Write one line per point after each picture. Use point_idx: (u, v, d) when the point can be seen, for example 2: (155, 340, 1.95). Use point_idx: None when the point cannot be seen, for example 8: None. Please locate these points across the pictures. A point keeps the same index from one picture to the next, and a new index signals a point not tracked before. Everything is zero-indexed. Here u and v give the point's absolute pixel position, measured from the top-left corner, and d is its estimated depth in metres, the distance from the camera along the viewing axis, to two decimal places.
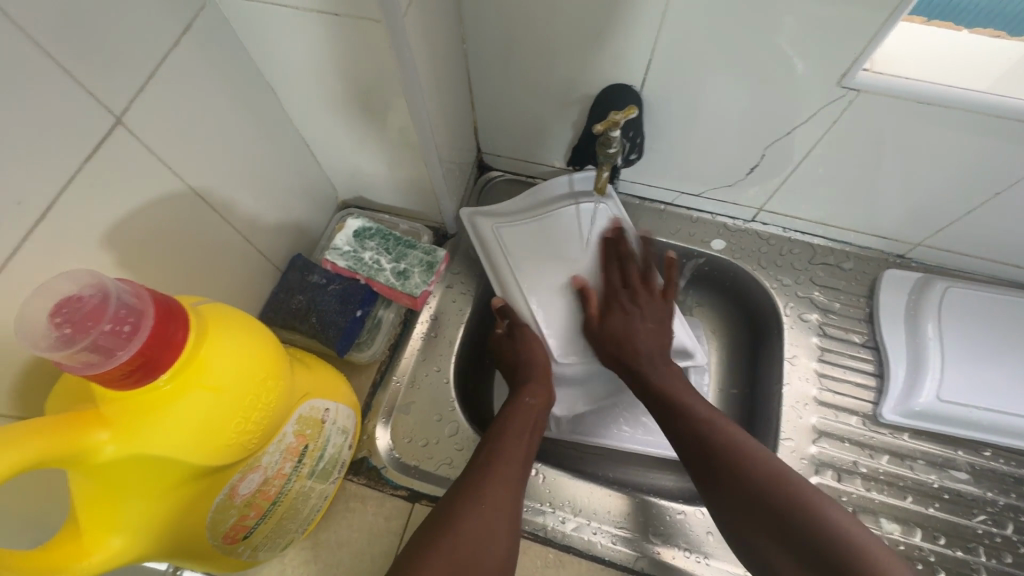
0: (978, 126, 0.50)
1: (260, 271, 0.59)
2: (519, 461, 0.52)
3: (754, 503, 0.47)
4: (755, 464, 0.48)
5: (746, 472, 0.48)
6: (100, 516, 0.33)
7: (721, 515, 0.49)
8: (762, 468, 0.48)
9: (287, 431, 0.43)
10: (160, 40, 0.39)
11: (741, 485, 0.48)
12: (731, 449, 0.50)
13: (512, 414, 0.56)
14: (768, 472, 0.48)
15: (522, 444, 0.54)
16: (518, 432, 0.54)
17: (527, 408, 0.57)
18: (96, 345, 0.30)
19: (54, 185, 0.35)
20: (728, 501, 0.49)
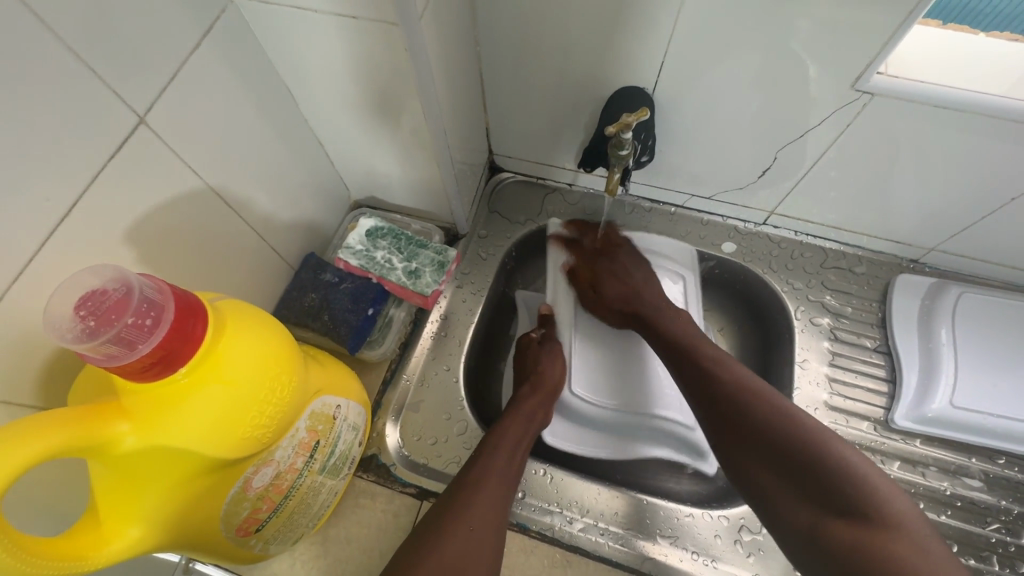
0: (994, 130, 0.49)
1: (274, 268, 0.60)
2: (509, 478, 0.52)
3: (756, 437, 0.48)
4: (764, 399, 0.50)
5: (752, 408, 0.50)
6: (119, 506, 0.34)
7: (725, 451, 0.51)
8: (771, 404, 0.49)
9: (300, 427, 0.43)
10: (181, 42, 0.40)
11: (748, 420, 0.49)
12: (738, 389, 0.51)
13: (508, 419, 0.57)
14: (777, 409, 0.49)
15: (515, 452, 0.55)
16: (512, 442, 0.55)
17: (521, 417, 0.58)
18: (119, 338, 0.31)
19: (79, 183, 0.36)
20: (736, 438, 0.50)
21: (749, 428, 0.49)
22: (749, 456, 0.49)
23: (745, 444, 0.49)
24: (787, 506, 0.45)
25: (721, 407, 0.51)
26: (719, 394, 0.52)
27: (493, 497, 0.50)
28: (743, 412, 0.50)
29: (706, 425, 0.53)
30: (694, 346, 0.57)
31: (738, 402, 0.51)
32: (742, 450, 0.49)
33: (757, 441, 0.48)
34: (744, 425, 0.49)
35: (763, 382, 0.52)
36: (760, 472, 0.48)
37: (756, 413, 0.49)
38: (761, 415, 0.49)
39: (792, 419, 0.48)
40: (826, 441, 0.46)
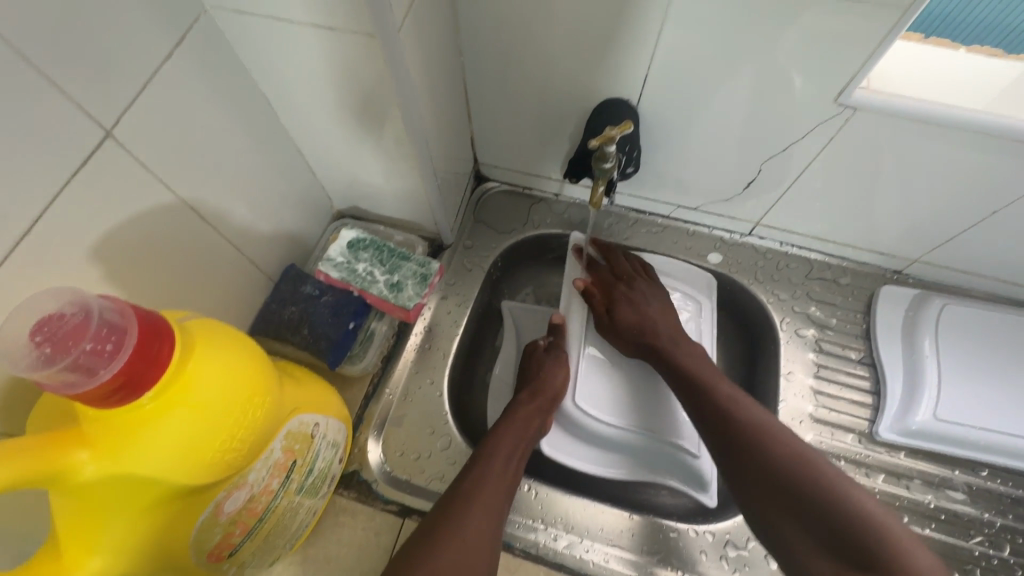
0: (973, 145, 0.50)
1: (252, 281, 0.58)
2: (502, 490, 0.51)
3: (771, 481, 0.48)
4: (776, 442, 0.50)
5: (766, 450, 0.50)
6: (80, 537, 0.33)
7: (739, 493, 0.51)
8: (783, 448, 0.50)
9: (275, 447, 0.42)
10: (152, 52, 0.39)
11: (761, 463, 0.49)
12: (751, 430, 0.52)
13: (501, 432, 0.55)
14: (791, 451, 0.49)
15: (507, 469, 0.52)
16: (507, 452, 0.53)
17: (519, 425, 0.56)
18: (77, 364, 0.29)
19: (41, 199, 0.35)
20: (750, 481, 0.50)
21: (769, 473, 0.48)
22: (768, 499, 0.48)
23: (766, 489, 0.48)
24: (807, 553, 0.44)
25: (741, 451, 0.51)
26: (738, 436, 0.52)
27: (482, 517, 0.47)
28: (763, 457, 0.49)
29: (722, 469, 0.53)
30: (712, 383, 0.57)
31: (756, 447, 0.50)
32: (762, 494, 0.48)
33: (777, 486, 0.48)
34: (763, 469, 0.49)
35: (782, 425, 0.52)
36: (779, 518, 0.47)
37: (773, 458, 0.49)
38: (779, 459, 0.49)
39: (813, 467, 0.47)
40: (845, 490, 0.45)
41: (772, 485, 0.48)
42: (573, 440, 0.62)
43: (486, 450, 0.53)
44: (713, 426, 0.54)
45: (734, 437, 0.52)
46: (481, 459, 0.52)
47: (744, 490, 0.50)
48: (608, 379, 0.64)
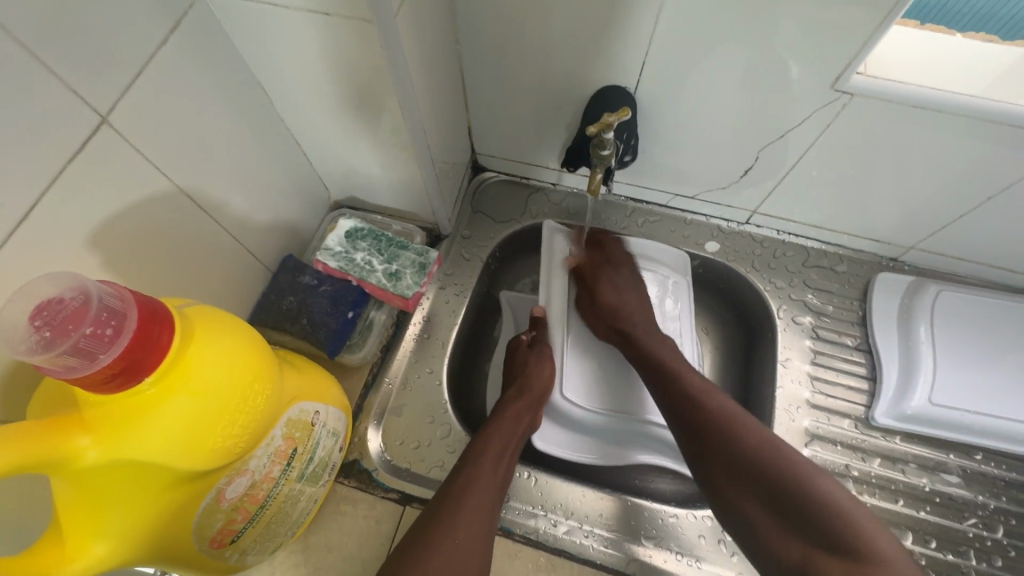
0: (970, 131, 0.50)
1: (251, 271, 0.58)
2: (491, 495, 0.51)
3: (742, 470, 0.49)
4: (745, 433, 0.51)
5: (737, 441, 0.50)
6: (83, 523, 0.33)
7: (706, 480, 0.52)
8: (751, 437, 0.50)
9: (276, 435, 0.42)
10: (146, 39, 0.39)
11: (732, 453, 0.50)
12: (721, 419, 0.52)
13: (486, 438, 0.55)
14: (761, 440, 0.50)
15: (493, 477, 0.52)
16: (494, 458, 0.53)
17: (506, 429, 0.56)
18: (77, 349, 0.29)
19: (37, 187, 0.34)
20: (720, 470, 0.51)
21: (738, 461, 0.50)
22: (737, 487, 0.49)
23: (734, 479, 0.50)
24: (778, 539, 0.46)
25: (709, 439, 0.52)
26: (705, 426, 0.53)
27: (468, 528, 0.47)
28: (731, 445, 0.50)
29: (687, 457, 0.54)
30: (680, 372, 0.57)
31: (724, 435, 0.51)
32: (730, 481, 0.50)
33: (747, 474, 0.49)
34: (731, 457, 0.50)
35: (746, 414, 0.53)
36: (746, 504, 0.48)
37: (740, 445, 0.50)
38: (746, 447, 0.50)
39: (782, 455, 0.49)
40: (810, 476, 0.47)
41: (741, 474, 0.49)
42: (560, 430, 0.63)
43: (470, 456, 0.53)
44: (681, 415, 0.55)
45: (702, 426, 0.53)
46: (465, 467, 0.52)
47: (710, 478, 0.51)
48: (590, 366, 0.65)
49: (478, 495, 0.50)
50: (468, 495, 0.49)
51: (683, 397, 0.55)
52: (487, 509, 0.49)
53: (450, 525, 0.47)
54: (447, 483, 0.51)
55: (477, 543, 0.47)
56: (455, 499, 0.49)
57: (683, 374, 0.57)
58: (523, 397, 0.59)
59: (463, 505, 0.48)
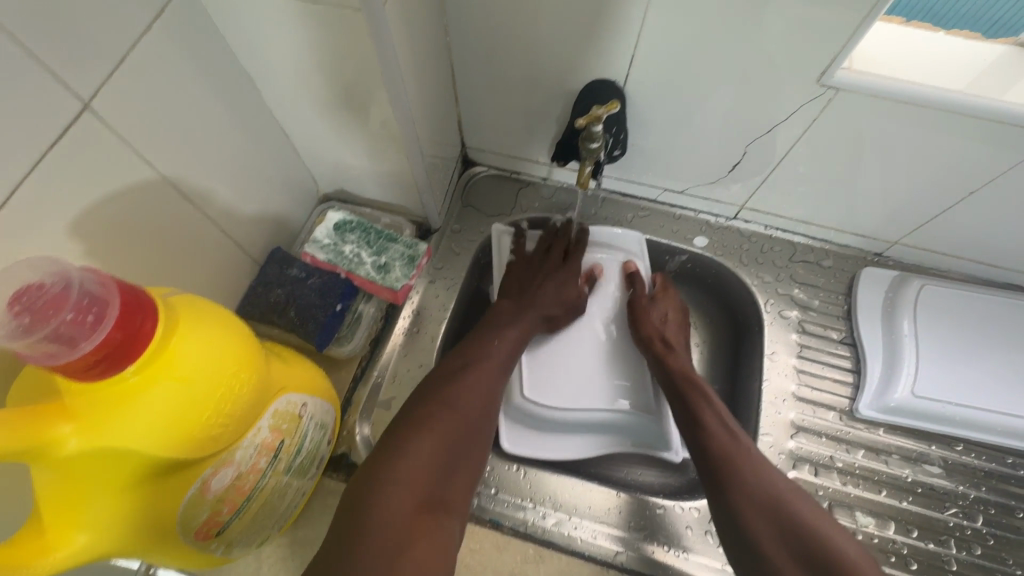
0: (952, 127, 0.51)
1: (237, 263, 0.57)
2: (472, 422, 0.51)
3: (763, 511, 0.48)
4: (772, 477, 0.50)
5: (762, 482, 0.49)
6: (65, 512, 0.33)
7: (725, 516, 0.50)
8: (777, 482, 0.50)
9: (262, 426, 0.42)
10: (130, 25, 0.38)
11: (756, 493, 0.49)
12: (748, 457, 0.52)
13: (471, 365, 0.55)
14: (783, 488, 0.49)
15: (477, 398, 0.53)
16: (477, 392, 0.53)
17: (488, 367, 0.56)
18: (58, 335, 0.29)
19: (17, 172, 0.34)
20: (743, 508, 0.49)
21: (763, 506, 0.48)
22: (762, 531, 0.47)
23: (761, 523, 0.47)
24: None
25: (734, 474, 0.50)
26: (730, 464, 0.51)
27: (451, 435, 0.49)
28: (756, 489, 0.49)
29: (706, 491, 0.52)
30: (708, 397, 0.58)
31: (749, 476, 0.50)
32: (753, 526, 0.48)
33: (774, 522, 0.47)
34: (756, 500, 0.49)
35: (771, 463, 0.52)
36: (771, 554, 0.46)
37: (766, 490, 0.49)
38: (773, 493, 0.49)
39: (806, 507, 0.48)
40: (833, 535, 0.45)
41: (769, 519, 0.47)
42: (537, 433, 0.63)
43: (453, 378, 0.54)
44: (705, 449, 0.53)
45: (726, 463, 0.51)
46: (448, 388, 0.52)
47: (731, 518, 0.49)
48: (567, 367, 0.65)
49: (462, 408, 0.51)
50: (452, 409, 0.51)
51: (708, 428, 0.55)
52: (473, 424, 0.51)
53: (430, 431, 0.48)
54: (424, 396, 0.52)
55: (466, 453, 0.49)
56: (436, 412, 0.50)
57: (706, 404, 0.57)
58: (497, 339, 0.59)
59: (445, 418, 0.50)
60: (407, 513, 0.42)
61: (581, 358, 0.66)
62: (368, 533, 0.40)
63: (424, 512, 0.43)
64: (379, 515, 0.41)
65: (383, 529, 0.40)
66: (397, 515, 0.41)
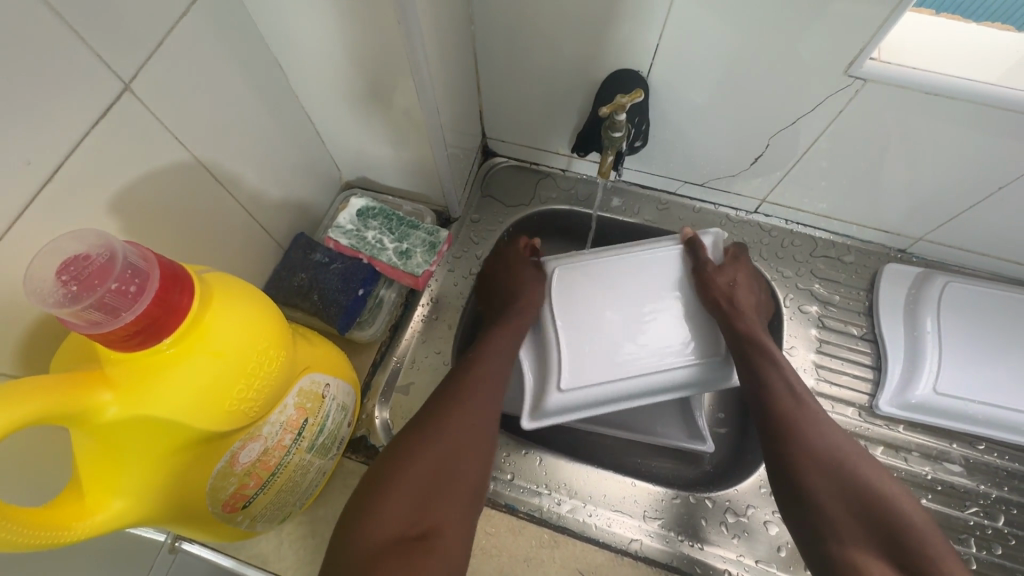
0: (981, 120, 0.50)
1: (263, 246, 0.59)
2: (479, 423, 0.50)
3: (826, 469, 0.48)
4: (834, 439, 0.50)
5: (819, 443, 0.49)
6: (103, 477, 0.34)
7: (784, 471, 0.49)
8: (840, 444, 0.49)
9: (287, 404, 0.43)
10: (168, 10, 0.39)
11: (815, 454, 0.49)
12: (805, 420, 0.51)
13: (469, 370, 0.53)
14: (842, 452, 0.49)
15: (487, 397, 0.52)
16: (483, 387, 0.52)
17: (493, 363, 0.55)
18: (102, 304, 0.30)
19: (61, 151, 0.35)
20: (805, 471, 0.48)
21: (826, 465, 0.48)
22: (821, 485, 0.47)
23: (818, 482, 0.47)
24: (859, 552, 0.43)
25: (796, 435, 0.50)
26: (787, 422, 0.51)
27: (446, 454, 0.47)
28: (815, 450, 0.49)
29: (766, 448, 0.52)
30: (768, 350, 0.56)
31: (810, 437, 0.50)
32: (810, 479, 0.48)
33: (836, 481, 0.47)
34: (816, 456, 0.49)
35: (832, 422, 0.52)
36: (833, 511, 0.46)
37: (828, 450, 0.49)
38: (835, 454, 0.49)
39: (865, 477, 0.47)
40: (898, 503, 0.45)
41: (829, 475, 0.47)
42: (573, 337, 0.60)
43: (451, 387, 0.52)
44: (770, 403, 0.53)
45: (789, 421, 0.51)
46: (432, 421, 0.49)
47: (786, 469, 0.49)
48: (597, 345, 0.60)
49: (459, 424, 0.49)
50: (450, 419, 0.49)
51: (777, 383, 0.54)
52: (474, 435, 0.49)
53: (410, 466, 0.45)
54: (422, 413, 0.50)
55: (450, 486, 0.45)
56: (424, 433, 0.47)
57: (773, 364, 0.55)
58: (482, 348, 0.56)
59: (439, 437, 0.47)
60: (373, 555, 0.40)
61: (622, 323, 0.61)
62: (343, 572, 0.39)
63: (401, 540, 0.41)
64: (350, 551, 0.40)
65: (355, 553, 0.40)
66: (373, 540, 0.40)
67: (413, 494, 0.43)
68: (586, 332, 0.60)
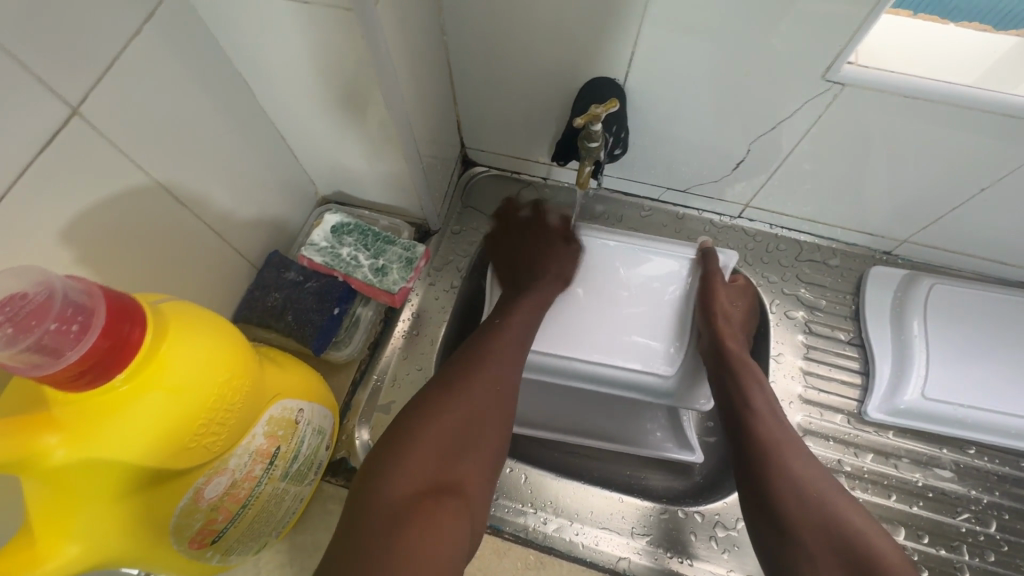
0: (961, 122, 0.49)
1: (234, 267, 0.57)
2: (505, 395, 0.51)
3: (800, 498, 0.47)
4: (809, 469, 0.49)
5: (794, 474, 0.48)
6: (55, 523, 0.32)
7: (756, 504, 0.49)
8: (814, 475, 0.49)
9: (256, 433, 0.41)
10: (120, 29, 0.38)
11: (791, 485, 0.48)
12: (780, 449, 0.50)
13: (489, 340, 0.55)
14: (817, 483, 0.48)
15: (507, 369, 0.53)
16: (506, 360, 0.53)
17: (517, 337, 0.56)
18: (41, 345, 0.28)
19: (4, 181, 0.33)
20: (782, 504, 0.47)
21: (801, 495, 0.47)
22: (797, 518, 0.46)
23: (795, 513, 0.46)
24: None
25: (772, 466, 0.49)
26: (771, 450, 0.50)
27: (466, 417, 0.48)
28: (790, 481, 0.48)
29: (740, 478, 0.51)
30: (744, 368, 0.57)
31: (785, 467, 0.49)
32: (784, 509, 0.47)
33: (811, 511, 0.46)
34: (793, 488, 0.48)
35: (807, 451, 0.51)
36: (804, 540, 0.45)
37: (804, 481, 0.48)
38: (811, 485, 0.48)
39: (838, 507, 0.46)
40: (871, 535, 0.44)
41: (805, 509, 0.46)
42: (563, 337, 0.61)
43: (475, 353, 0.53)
44: (749, 430, 0.52)
45: (766, 451, 0.50)
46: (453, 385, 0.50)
47: (761, 499, 0.48)
48: (574, 325, 0.62)
49: (481, 390, 0.50)
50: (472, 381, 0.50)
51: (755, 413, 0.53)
52: (495, 402, 0.50)
53: (433, 424, 0.46)
54: (442, 376, 0.51)
55: (472, 445, 0.47)
56: (447, 395, 0.49)
57: (757, 391, 0.55)
58: (505, 321, 0.57)
59: (462, 399, 0.49)
60: (401, 501, 0.40)
61: (605, 321, 0.62)
62: (371, 518, 0.39)
63: (424, 498, 0.41)
64: (377, 497, 0.41)
65: (378, 513, 0.39)
66: (397, 497, 0.41)
67: (441, 445, 0.45)
68: (570, 333, 0.61)
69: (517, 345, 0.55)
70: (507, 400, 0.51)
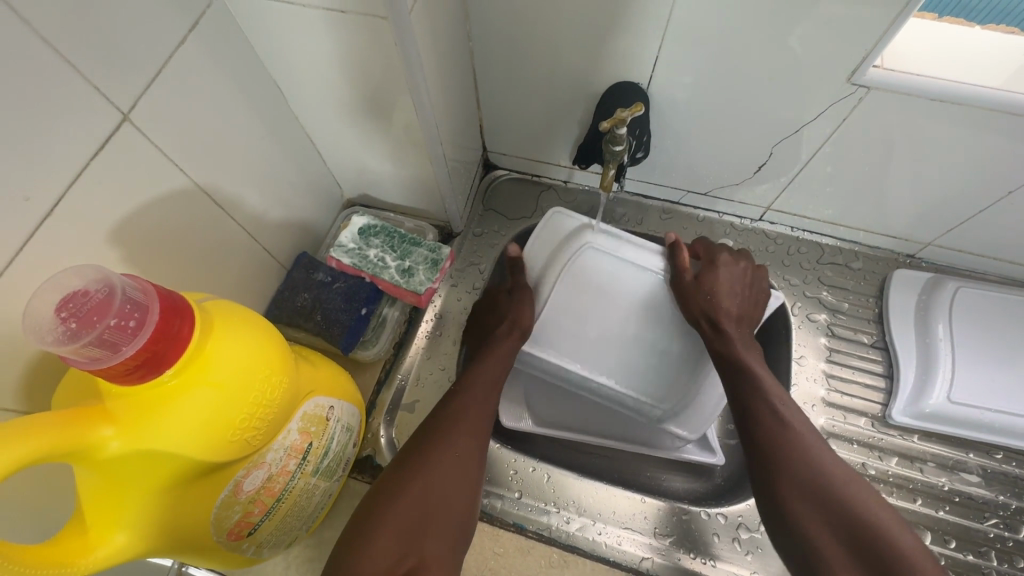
0: (989, 125, 0.49)
1: (265, 268, 0.59)
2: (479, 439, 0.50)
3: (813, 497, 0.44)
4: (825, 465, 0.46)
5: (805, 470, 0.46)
6: (106, 511, 0.34)
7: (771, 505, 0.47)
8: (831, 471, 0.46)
9: (291, 429, 0.42)
10: (167, 38, 0.39)
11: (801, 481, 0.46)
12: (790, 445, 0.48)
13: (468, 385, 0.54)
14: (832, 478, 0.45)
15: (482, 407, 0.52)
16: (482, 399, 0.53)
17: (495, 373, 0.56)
18: (102, 340, 0.30)
19: (61, 183, 0.35)
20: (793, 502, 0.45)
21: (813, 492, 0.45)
22: (806, 522, 0.44)
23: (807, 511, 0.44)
24: None
25: (781, 465, 0.47)
26: (787, 449, 0.48)
27: (437, 485, 0.45)
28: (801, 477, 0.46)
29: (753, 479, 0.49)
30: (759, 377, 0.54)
31: (797, 463, 0.47)
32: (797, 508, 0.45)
33: (826, 511, 0.44)
34: (804, 484, 0.45)
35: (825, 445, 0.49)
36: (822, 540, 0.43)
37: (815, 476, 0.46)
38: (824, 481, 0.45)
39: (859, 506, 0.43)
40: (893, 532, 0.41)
41: (816, 512, 0.44)
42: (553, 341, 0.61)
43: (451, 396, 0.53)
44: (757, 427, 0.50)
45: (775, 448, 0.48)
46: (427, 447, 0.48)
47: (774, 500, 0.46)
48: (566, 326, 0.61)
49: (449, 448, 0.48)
50: (449, 440, 0.49)
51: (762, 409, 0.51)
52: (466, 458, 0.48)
53: (402, 496, 0.44)
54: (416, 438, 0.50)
55: (441, 514, 0.44)
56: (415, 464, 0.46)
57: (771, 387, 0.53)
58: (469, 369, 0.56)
59: (432, 465, 0.46)
60: None
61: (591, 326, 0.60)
62: None
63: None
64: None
65: None
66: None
67: (403, 523, 0.42)
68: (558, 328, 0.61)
69: (492, 389, 0.55)
70: (479, 449, 0.50)
